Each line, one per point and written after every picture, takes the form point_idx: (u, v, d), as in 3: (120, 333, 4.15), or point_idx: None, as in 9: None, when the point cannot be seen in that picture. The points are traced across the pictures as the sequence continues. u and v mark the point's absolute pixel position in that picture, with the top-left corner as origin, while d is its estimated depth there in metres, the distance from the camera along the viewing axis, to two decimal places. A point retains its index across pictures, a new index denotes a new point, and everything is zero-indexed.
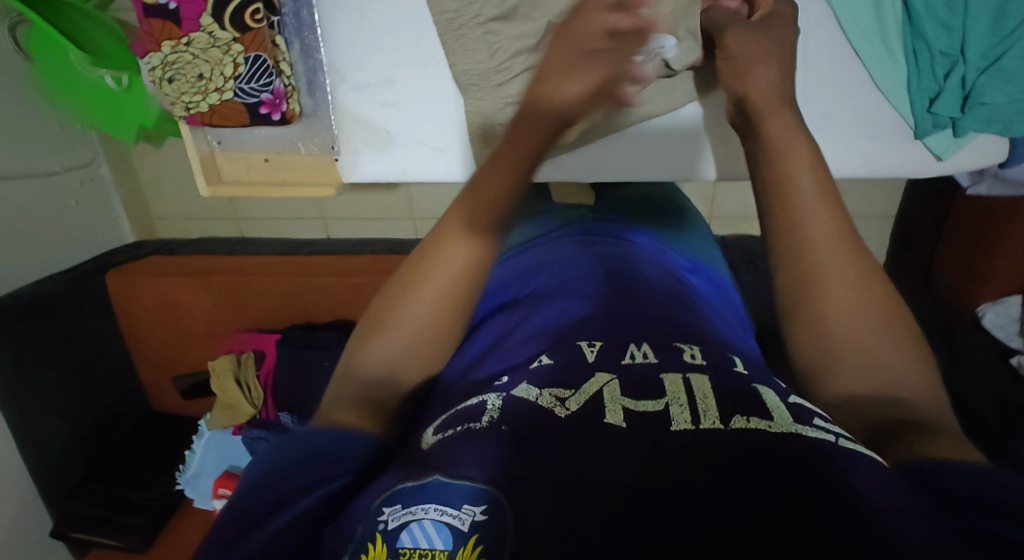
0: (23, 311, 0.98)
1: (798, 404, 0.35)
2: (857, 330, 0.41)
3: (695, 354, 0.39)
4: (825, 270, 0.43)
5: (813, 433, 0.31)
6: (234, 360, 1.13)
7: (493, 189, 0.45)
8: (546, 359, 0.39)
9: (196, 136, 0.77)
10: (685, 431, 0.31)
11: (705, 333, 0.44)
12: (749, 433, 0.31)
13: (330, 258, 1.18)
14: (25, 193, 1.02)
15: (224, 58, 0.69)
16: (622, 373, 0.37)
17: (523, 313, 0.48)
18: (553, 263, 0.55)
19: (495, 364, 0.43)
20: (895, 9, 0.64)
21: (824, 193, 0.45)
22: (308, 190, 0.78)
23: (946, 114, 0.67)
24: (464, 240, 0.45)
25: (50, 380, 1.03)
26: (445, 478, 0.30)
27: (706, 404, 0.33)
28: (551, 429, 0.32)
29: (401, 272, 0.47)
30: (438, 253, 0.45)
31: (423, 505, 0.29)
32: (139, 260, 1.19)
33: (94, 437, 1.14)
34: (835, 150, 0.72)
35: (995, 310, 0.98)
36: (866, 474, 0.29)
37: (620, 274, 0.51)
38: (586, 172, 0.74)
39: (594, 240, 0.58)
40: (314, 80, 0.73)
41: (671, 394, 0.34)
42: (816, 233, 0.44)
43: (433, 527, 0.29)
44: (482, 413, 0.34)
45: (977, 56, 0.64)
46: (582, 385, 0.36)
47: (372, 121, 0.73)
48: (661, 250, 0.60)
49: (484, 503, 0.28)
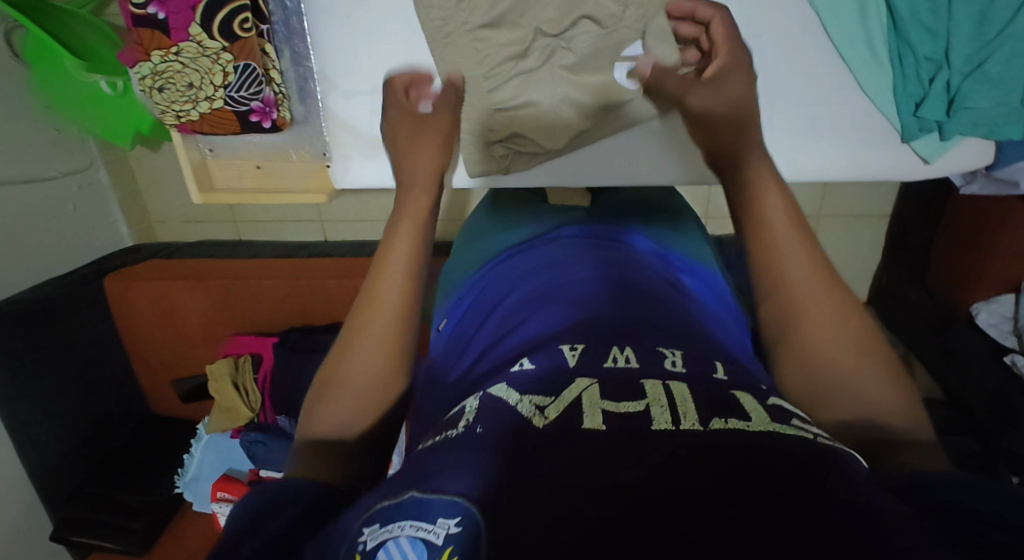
0: (21, 315, 0.99)
1: (776, 405, 0.35)
2: (843, 352, 0.42)
3: (676, 360, 0.39)
4: (812, 299, 0.44)
5: (791, 431, 0.32)
6: (231, 364, 1.12)
7: (404, 241, 0.50)
8: (527, 364, 0.39)
9: (187, 143, 0.77)
10: (665, 431, 0.32)
11: (693, 336, 0.44)
12: (727, 433, 0.31)
13: (328, 261, 1.18)
14: (23, 198, 1.02)
15: (213, 67, 0.69)
16: (604, 378, 0.37)
17: (510, 317, 0.49)
18: (551, 264, 0.55)
19: (481, 368, 0.43)
20: (880, 14, 0.63)
21: (797, 220, 0.47)
22: (299, 197, 0.79)
23: (931, 118, 0.65)
24: (388, 297, 0.47)
25: (48, 385, 1.04)
26: (421, 494, 0.30)
27: (686, 407, 0.34)
28: (536, 439, 0.32)
29: (338, 343, 0.48)
30: (364, 314, 0.47)
31: (400, 522, 0.30)
32: (138, 264, 1.20)
33: (93, 441, 1.15)
34: (827, 152, 0.69)
35: (989, 308, 0.96)
36: (847, 472, 0.29)
37: (614, 276, 0.51)
38: (575, 177, 0.72)
39: (587, 242, 0.59)
40: (305, 88, 0.74)
41: (651, 397, 0.35)
42: (794, 262, 0.45)
43: (408, 544, 0.29)
44: (460, 417, 0.35)
45: (961, 60, 0.64)
46: (561, 392, 0.36)
47: (363, 128, 0.72)
48: (654, 251, 0.61)
49: (458, 515, 0.28)
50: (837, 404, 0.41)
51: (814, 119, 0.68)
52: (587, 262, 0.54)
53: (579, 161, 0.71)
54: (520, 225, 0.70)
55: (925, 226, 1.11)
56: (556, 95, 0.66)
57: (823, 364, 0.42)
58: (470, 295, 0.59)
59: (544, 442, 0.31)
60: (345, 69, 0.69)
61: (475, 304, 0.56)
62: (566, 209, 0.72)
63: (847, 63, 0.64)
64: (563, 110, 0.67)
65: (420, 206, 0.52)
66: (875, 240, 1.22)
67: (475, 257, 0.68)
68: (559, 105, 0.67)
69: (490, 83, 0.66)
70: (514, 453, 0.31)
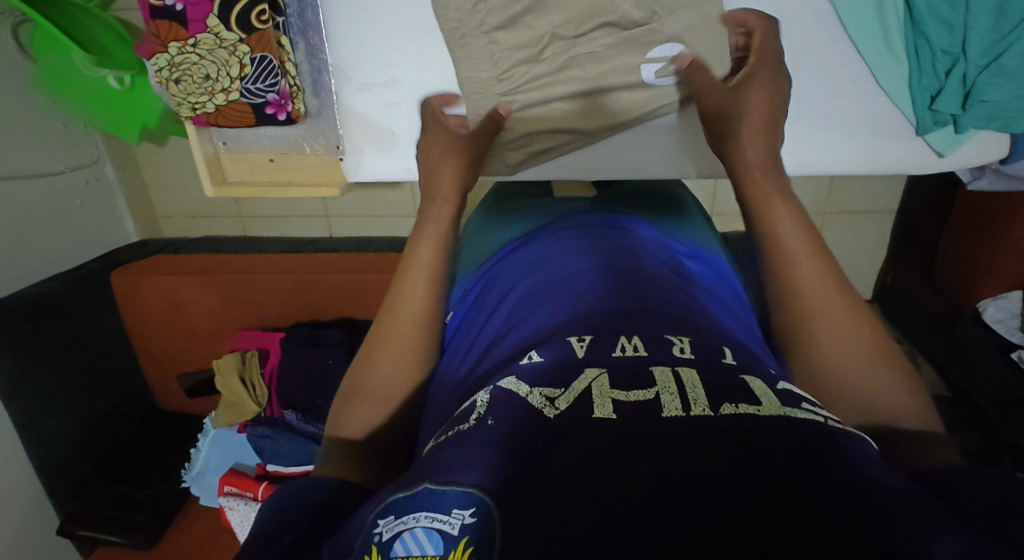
0: (27, 310, 0.99)
1: (785, 389, 0.35)
2: (849, 339, 0.43)
3: (684, 346, 0.39)
4: (819, 287, 0.45)
5: (802, 414, 0.32)
6: (238, 359, 1.12)
7: (429, 254, 0.54)
8: (536, 356, 0.39)
9: (201, 136, 0.76)
10: (676, 418, 0.32)
11: (698, 323, 0.44)
12: (737, 418, 0.31)
13: (336, 256, 1.18)
14: (30, 193, 1.02)
15: (230, 59, 0.70)
16: (613, 368, 0.37)
17: (515, 312, 0.49)
18: (553, 255, 0.55)
19: (488, 364, 0.43)
20: (897, 6, 0.62)
21: (808, 232, 0.48)
22: (312, 190, 0.79)
23: (947, 111, 0.66)
24: (414, 301, 0.51)
25: (55, 380, 1.04)
26: (433, 486, 0.30)
27: (696, 393, 0.34)
28: (548, 430, 0.32)
29: (362, 350, 0.51)
30: (389, 322, 0.51)
31: (414, 513, 0.30)
32: (143, 260, 1.19)
33: (100, 436, 1.15)
34: (838, 144, 0.69)
35: (995, 305, 0.97)
36: (857, 455, 0.30)
37: (616, 266, 0.51)
38: (586, 171, 0.71)
39: (588, 232, 0.59)
40: (320, 80, 0.73)
41: (661, 383, 0.35)
42: (808, 267, 0.46)
43: (424, 534, 0.29)
44: (471, 412, 0.35)
45: (977, 54, 0.64)
46: (571, 383, 0.36)
47: (374, 120, 0.72)
48: (656, 238, 0.60)
49: (473, 506, 0.29)
50: (852, 390, 0.42)
51: (828, 111, 0.67)
52: (587, 252, 0.54)
53: (592, 152, 0.70)
54: (523, 218, 0.70)
55: (933, 222, 1.11)
56: (568, 92, 0.65)
57: (832, 351, 0.43)
58: (474, 291, 0.59)
59: (560, 432, 0.31)
60: (355, 61, 0.69)
61: (479, 300, 0.56)
62: (572, 200, 0.72)
63: (863, 56, 0.64)
64: (564, 109, 0.66)
65: (443, 219, 0.57)
66: (881, 236, 1.22)
67: (479, 252, 0.68)
68: (563, 102, 0.65)
69: (502, 86, 0.65)
70: (524, 446, 0.31)
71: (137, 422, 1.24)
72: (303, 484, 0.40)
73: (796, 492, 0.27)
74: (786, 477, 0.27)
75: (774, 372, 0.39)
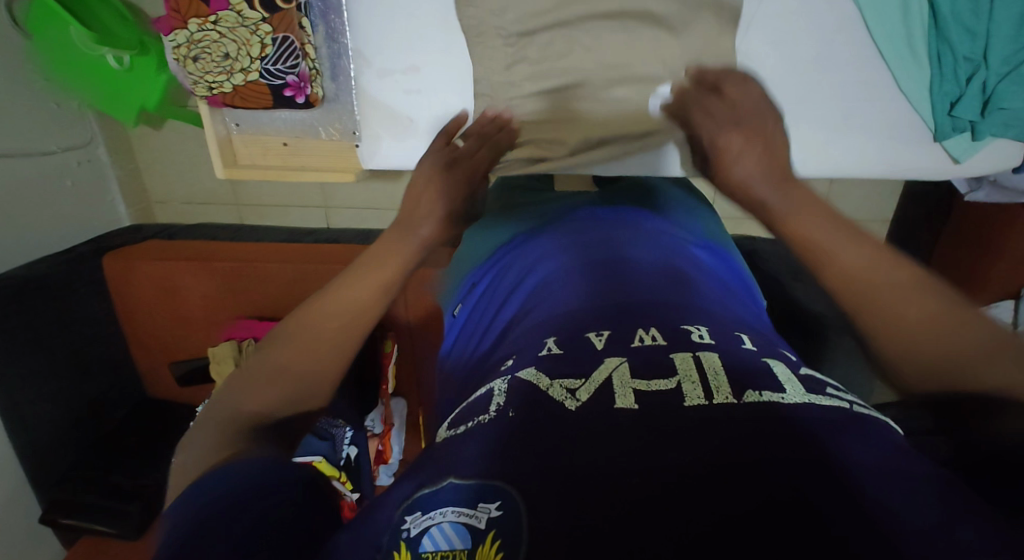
0: (17, 291, 0.96)
1: (807, 376, 0.34)
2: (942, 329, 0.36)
3: (702, 333, 0.38)
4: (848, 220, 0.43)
5: (827, 401, 0.31)
6: (234, 347, 1.03)
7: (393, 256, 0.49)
8: (554, 348, 0.38)
9: (215, 117, 0.76)
10: (698, 407, 0.30)
11: (716, 314, 0.42)
12: (761, 406, 0.30)
13: (337, 245, 1.15)
14: (22, 170, 1.00)
15: (251, 38, 0.69)
16: (633, 356, 0.35)
17: (528, 301, 0.47)
18: (565, 247, 0.52)
19: (499, 356, 0.42)
20: (921, 12, 0.63)
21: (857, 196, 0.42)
22: (323, 175, 0.80)
23: (966, 117, 0.66)
24: (371, 283, 0.47)
25: (41, 364, 1.01)
26: (457, 481, 0.30)
27: (717, 380, 0.32)
28: (560, 421, 0.31)
29: (290, 324, 0.46)
30: (333, 301, 0.46)
31: (441, 509, 0.29)
32: (139, 242, 1.17)
33: (86, 424, 1.12)
34: (841, 154, 0.70)
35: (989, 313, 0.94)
36: (876, 445, 0.28)
37: (631, 262, 0.48)
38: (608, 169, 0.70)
39: (599, 225, 0.56)
40: (338, 64, 0.73)
41: (682, 372, 0.33)
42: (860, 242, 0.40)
43: (452, 529, 0.28)
44: (489, 402, 0.34)
45: (999, 61, 0.64)
46: (590, 373, 0.34)
47: (395, 107, 0.71)
48: (660, 229, 0.57)
49: (499, 499, 0.28)
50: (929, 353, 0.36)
51: (842, 118, 0.68)
52: (594, 246, 0.51)
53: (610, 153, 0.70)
54: (533, 208, 0.67)
55: (930, 229, 1.07)
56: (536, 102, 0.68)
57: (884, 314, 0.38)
58: (483, 282, 0.57)
59: (578, 430, 0.30)
60: None
61: (488, 291, 0.55)
62: (580, 193, 0.70)
63: (887, 61, 0.65)
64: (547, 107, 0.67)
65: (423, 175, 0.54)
66: None
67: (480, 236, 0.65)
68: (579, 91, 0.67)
69: (514, 93, 0.68)
70: (531, 440, 0.30)
71: (125, 411, 1.21)
72: (201, 478, 0.35)
73: (825, 497, 0.25)
74: (820, 461, 0.27)
75: (794, 358, 0.38)
